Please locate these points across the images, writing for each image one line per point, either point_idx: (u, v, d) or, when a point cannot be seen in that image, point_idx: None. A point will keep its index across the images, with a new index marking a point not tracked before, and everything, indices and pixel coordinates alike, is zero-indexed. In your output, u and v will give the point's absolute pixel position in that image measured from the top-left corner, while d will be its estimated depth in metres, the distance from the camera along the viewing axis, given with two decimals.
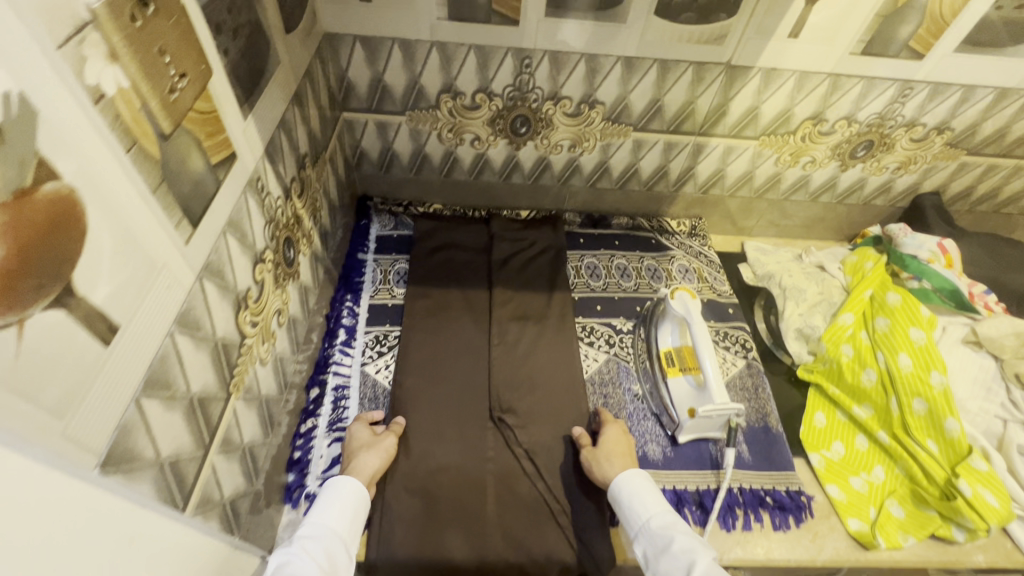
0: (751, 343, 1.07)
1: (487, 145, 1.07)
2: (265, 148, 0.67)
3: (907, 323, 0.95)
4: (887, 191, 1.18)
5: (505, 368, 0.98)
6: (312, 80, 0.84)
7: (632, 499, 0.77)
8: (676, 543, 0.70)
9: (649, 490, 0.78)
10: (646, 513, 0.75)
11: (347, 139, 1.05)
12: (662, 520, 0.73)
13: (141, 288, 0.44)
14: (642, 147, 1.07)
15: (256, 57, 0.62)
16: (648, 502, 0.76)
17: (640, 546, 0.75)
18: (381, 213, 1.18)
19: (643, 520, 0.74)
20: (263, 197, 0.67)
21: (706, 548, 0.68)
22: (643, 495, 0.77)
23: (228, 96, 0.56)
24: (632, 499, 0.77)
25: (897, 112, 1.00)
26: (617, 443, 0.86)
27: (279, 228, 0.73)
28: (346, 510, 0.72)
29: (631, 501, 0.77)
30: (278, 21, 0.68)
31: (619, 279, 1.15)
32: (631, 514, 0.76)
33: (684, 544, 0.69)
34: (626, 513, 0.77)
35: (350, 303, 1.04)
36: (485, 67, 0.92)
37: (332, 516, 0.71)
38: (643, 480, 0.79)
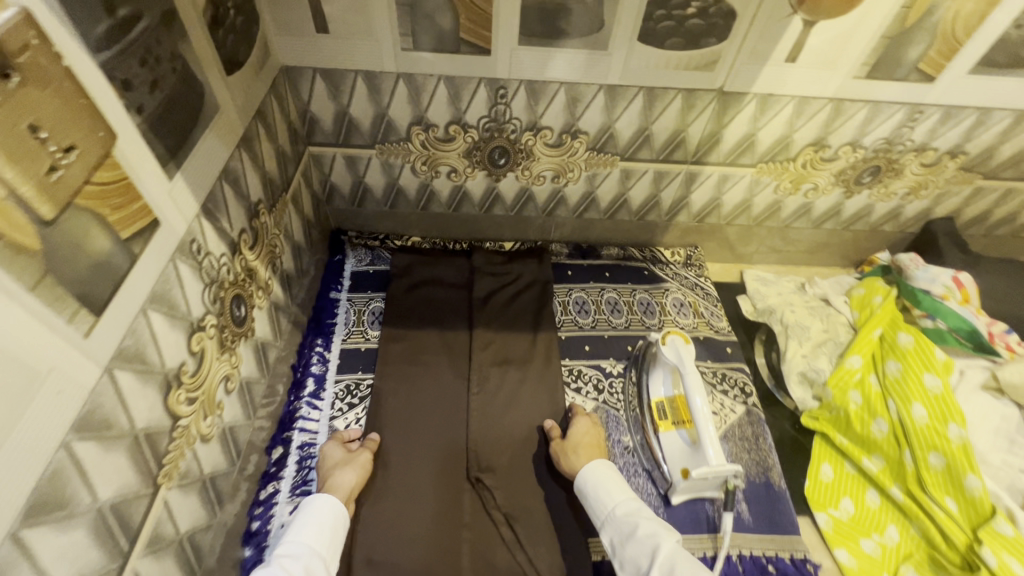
0: (752, 387, 0.99)
1: (465, 177, 1.00)
2: (202, 205, 0.60)
3: (921, 369, 0.87)
4: (896, 217, 1.10)
5: (484, 421, 0.91)
6: (267, 119, 0.77)
7: (597, 490, 0.78)
8: (640, 528, 0.72)
9: (611, 478, 0.79)
10: (611, 502, 0.76)
11: (315, 174, 0.98)
12: (627, 506, 0.75)
13: (17, 403, 0.37)
14: (631, 176, 1.00)
15: (187, 106, 0.56)
16: (612, 490, 0.78)
17: (605, 534, 0.76)
18: (356, 248, 1.11)
19: (609, 508, 0.76)
20: (200, 260, 0.60)
21: (667, 531, 0.70)
22: (607, 484, 0.78)
23: (144, 159, 0.49)
24: (596, 490, 0.78)
25: (906, 137, 0.92)
26: (587, 434, 0.87)
27: (225, 287, 0.67)
28: (324, 529, 0.71)
29: (596, 490, 0.78)
30: (217, 62, 0.62)
31: (609, 314, 1.08)
32: (597, 503, 0.77)
33: (648, 529, 0.71)
34: (592, 503, 0.78)
35: (321, 348, 0.98)
36: (457, 98, 0.86)
37: (313, 535, 0.70)
38: (605, 470, 0.80)
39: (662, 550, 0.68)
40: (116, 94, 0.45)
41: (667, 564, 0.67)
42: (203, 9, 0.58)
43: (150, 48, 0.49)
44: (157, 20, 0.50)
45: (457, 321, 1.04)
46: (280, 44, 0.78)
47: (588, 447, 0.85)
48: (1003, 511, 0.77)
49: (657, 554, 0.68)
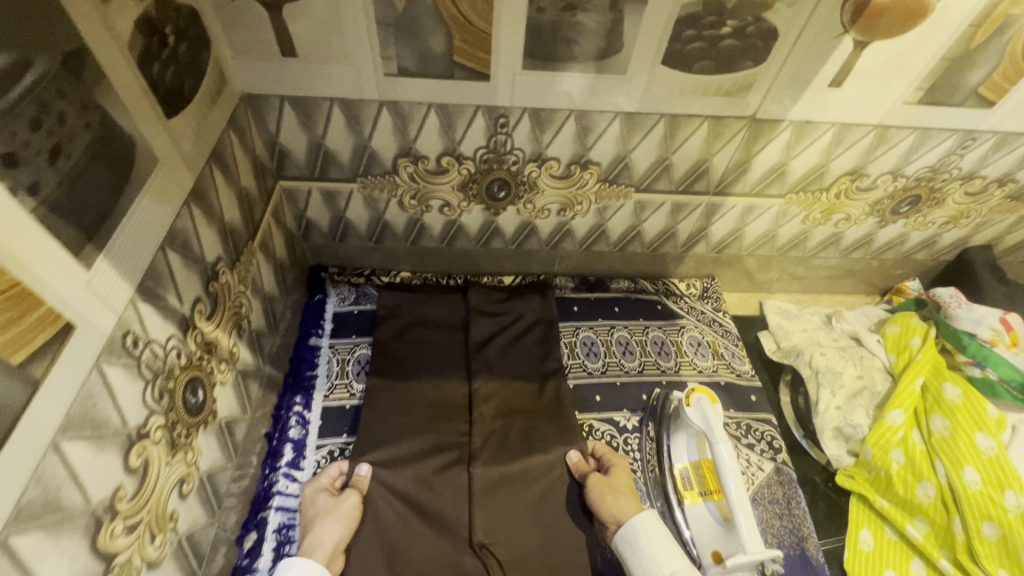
0: (780, 441, 0.89)
1: (459, 212, 0.88)
2: (141, 287, 0.49)
3: (972, 428, 0.79)
4: (930, 246, 1.01)
5: (489, 477, 0.80)
6: (227, 159, 0.65)
7: (651, 551, 0.70)
8: None
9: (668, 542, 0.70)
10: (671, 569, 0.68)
11: (289, 211, 0.86)
12: None
13: None
14: (646, 208, 0.89)
15: (110, 168, 0.44)
16: (669, 554, 0.69)
17: None
18: (338, 285, 1.00)
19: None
20: (138, 355, 0.48)
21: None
22: (663, 548, 0.70)
23: (47, 250, 0.38)
24: (651, 552, 0.69)
25: (953, 165, 0.83)
26: (623, 480, 0.79)
27: (176, 375, 0.55)
28: None
29: (652, 552, 0.69)
30: (154, 104, 0.50)
31: (621, 357, 0.98)
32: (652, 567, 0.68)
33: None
34: (642, 565, 0.70)
35: (300, 407, 0.86)
36: (450, 128, 0.74)
37: None
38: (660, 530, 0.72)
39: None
40: None
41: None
42: (129, 41, 0.46)
43: (49, 103, 0.37)
44: (59, 65, 0.38)
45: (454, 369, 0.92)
46: (239, 69, 0.65)
47: (628, 495, 0.77)
48: None
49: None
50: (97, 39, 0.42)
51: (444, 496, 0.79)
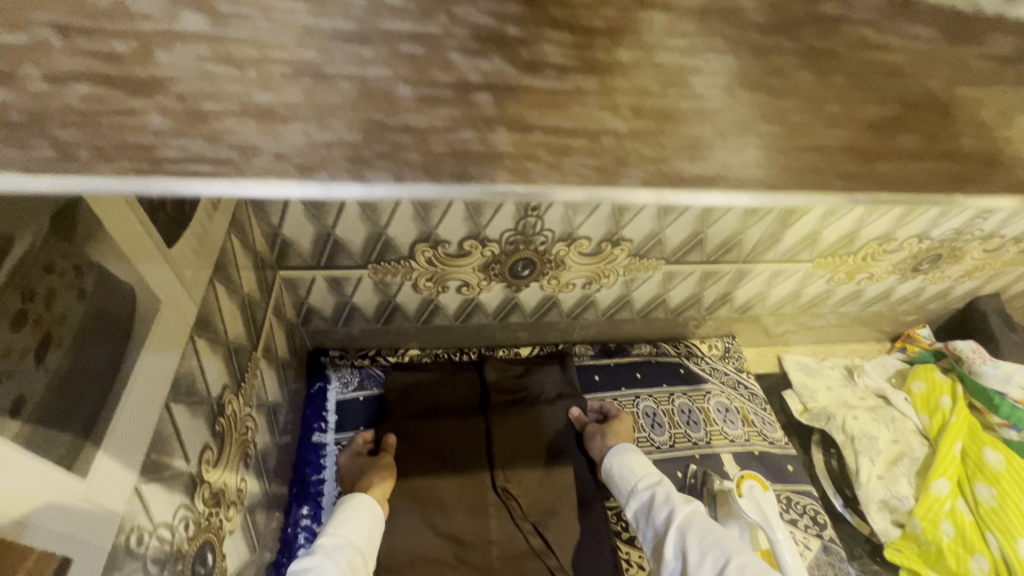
0: (823, 515, 0.86)
1: (478, 290, 0.81)
2: (144, 467, 0.39)
3: (1020, 496, 0.78)
4: (944, 297, 1.01)
5: (505, 420, 0.86)
6: (229, 267, 0.56)
7: (619, 465, 0.80)
8: (661, 496, 0.74)
9: (635, 454, 0.81)
10: (634, 476, 0.78)
11: (288, 300, 0.77)
12: (648, 479, 0.77)
13: None
14: (674, 278, 0.85)
15: (108, 337, 0.35)
16: (635, 465, 0.80)
17: (630, 508, 0.78)
18: (339, 368, 0.91)
19: (631, 482, 0.78)
20: (145, 552, 0.39)
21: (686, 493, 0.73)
22: (632, 459, 0.80)
23: (39, 468, 0.29)
24: (619, 466, 0.80)
25: (976, 228, 0.83)
26: (620, 427, 0.86)
27: (185, 552, 0.45)
28: (363, 526, 0.70)
29: (619, 465, 0.80)
30: (156, 237, 0.41)
31: (650, 431, 0.92)
32: (620, 478, 0.79)
33: (668, 491, 0.74)
34: (616, 480, 0.80)
35: (308, 521, 0.77)
36: (476, 214, 0.67)
37: (354, 532, 0.68)
38: (630, 448, 0.82)
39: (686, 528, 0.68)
40: None
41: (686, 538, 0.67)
42: None
43: (35, 286, 0.28)
44: (47, 234, 0.29)
45: (476, 462, 0.83)
46: None
47: (621, 435, 0.85)
48: None
49: (681, 530, 0.68)
50: None
51: (467, 446, 0.84)
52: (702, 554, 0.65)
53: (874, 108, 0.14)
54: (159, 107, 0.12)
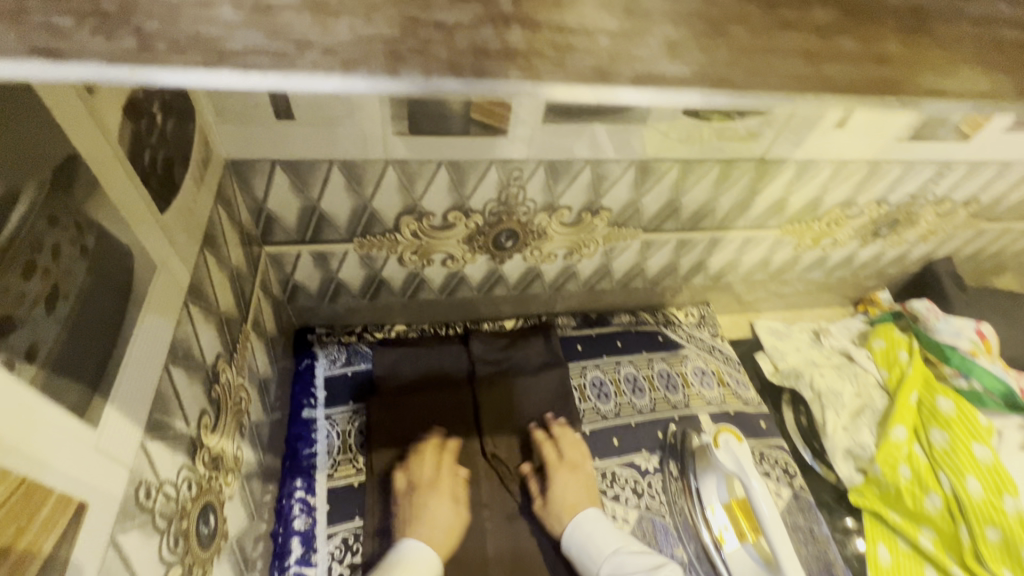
0: (793, 466, 0.91)
1: (463, 263, 0.83)
2: (147, 424, 0.40)
3: (968, 438, 0.85)
4: (901, 260, 1.07)
5: (493, 390, 0.89)
6: (217, 238, 0.57)
7: (588, 544, 0.72)
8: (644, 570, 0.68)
9: (601, 527, 0.74)
10: (605, 552, 0.71)
11: (275, 276, 0.77)
12: (621, 553, 0.71)
13: None
14: (651, 247, 0.88)
15: (110, 293, 0.35)
16: (604, 539, 0.73)
17: None
18: (327, 346, 0.92)
19: (605, 559, 0.71)
20: (152, 506, 0.40)
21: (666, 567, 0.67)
22: (598, 534, 0.73)
23: (53, 418, 0.30)
24: (586, 546, 0.72)
25: (929, 192, 0.88)
26: (569, 487, 0.79)
27: (189, 511, 0.46)
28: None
29: (588, 543, 0.73)
30: (148, 201, 0.41)
31: (631, 396, 0.96)
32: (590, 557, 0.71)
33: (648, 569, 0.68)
34: (585, 560, 0.72)
35: (302, 492, 0.78)
36: (460, 183, 0.69)
37: None
38: (592, 519, 0.75)
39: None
40: None
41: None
42: (119, 132, 0.37)
43: (42, 237, 0.29)
44: (48, 186, 0.30)
45: (465, 430, 0.86)
46: (223, 135, 0.58)
47: (575, 494, 0.79)
48: None
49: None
50: (87, 142, 0.34)
51: (456, 415, 0.86)
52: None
53: (821, 16, 0.16)
54: (231, 2, 0.14)
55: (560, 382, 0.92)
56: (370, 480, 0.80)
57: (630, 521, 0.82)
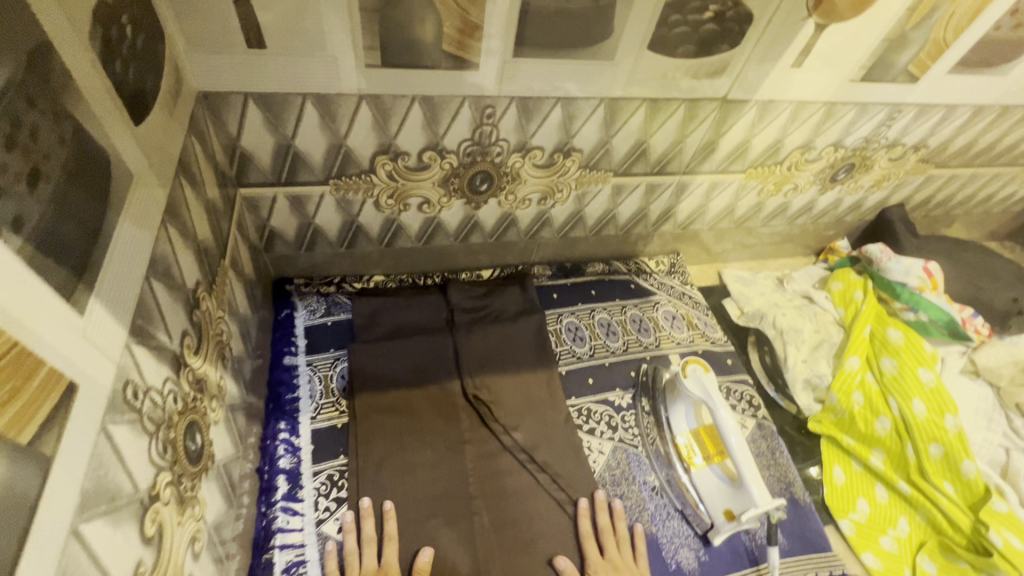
0: (757, 398, 0.97)
1: (439, 208, 0.84)
2: (132, 327, 0.41)
3: (915, 363, 0.91)
4: (858, 208, 1.13)
5: (474, 335, 0.91)
6: (191, 168, 0.57)
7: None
8: None
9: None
10: None
11: (250, 222, 0.78)
12: None
13: None
14: (622, 192, 0.91)
15: (89, 191, 0.36)
16: None
17: None
18: (306, 297, 0.92)
19: None
20: (140, 407, 0.42)
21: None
22: None
23: (40, 295, 0.31)
24: None
25: (882, 135, 0.93)
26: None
27: (175, 423, 0.48)
28: None
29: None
30: (121, 110, 0.42)
31: (605, 339, 0.99)
32: None
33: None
34: None
35: (286, 434, 0.80)
36: (434, 121, 0.70)
37: None
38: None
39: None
40: None
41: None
42: (90, 33, 0.38)
43: (22, 115, 0.30)
44: (24, 68, 0.31)
45: (446, 372, 0.88)
46: (194, 64, 0.58)
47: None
48: (993, 488, 0.85)
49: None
50: (61, 36, 0.34)
51: (436, 359, 0.88)
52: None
53: None
54: None
55: (537, 327, 0.95)
56: (353, 421, 0.82)
57: (605, 452, 0.87)
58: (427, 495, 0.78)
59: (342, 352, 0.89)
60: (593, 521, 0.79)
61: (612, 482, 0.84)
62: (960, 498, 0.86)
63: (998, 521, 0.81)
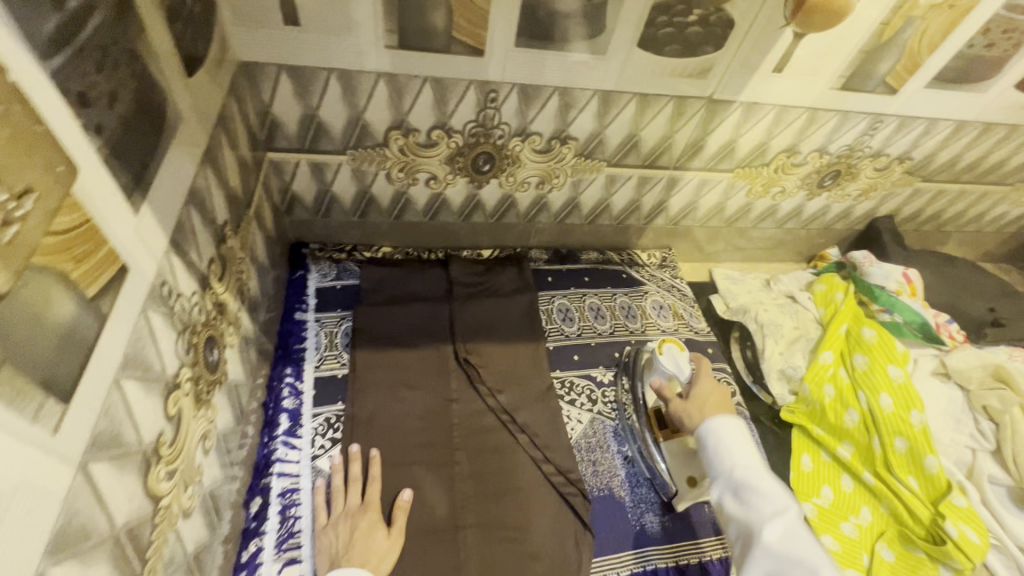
0: (734, 385, 1.01)
1: (445, 184, 0.93)
2: (171, 239, 0.49)
3: (885, 361, 0.96)
4: (847, 217, 1.18)
5: (469, 306, 0.98)
6: (228, 124, 0.67)
7: (720, 443, 0.71)
8: (765, 496, 0.65)
9: (739, 435, 0.71)
10: (732, 462, 0.69)
11: (275, 184, 0.87)
12: (746, 471, 0.68)
13: None
14: (616, 182, 0.98)
15: (150, 120, 0.45)
16: (738, 450, 0.70)
17: (717, 489, 0.70)
18: (319, 260, 1.01)
19: (727, 468, 0.69)
20: (171, 305, 0.50)
21: (795, 500, 0.64)
22: (730, 444, 0.71)
23: (108, 189, 0.39)
24: (718, 446, 0.71)
25: (866, 144, 0.99)
26: (711, 393, 0.79)
27: (198, 332, 0.56)
28: (735, 444, 0.71)
29: (723, 446, 0.70)
30: (179, 63, 0.51)
31: (593, 321, 1.05)
32: (718, 459, 0.70)
33: (769, 497, 0.65)
34: (713, 457, 0.72)
35: (291, 378, 0.88)
36: (443, 102, 0.79)
37: None
38: (735, 426, 0.72)
39: (788, 515, 0.64)
40: (71, 112, 0.35)
41: (782, 534, 0.62)
42: None
43: (108, 50, 0.39)
44: (114, 15, 0.40)
45: (441, 337, 0.95)
46: (239, 36, 0.67)
47: (715, 402, 0.78)
48: (954, 484, 0.88)
49: (780, 518, 0.63)
50: None
51: (433, 325, 0.96)
52: (792, 533, 0.63)
53: None
54: None
55: (529, 303, 1.02)
56: (352, 373, 0.89)
57: (583, 421, 0.93)
58: (414, 444, 0.84)
59: (348, 312, 0.96)
60: (563, 480, 0.84)
61: (585, 449, 0.90)
62: (922, 492, 0.89)
63: (956, 515, 0.84)
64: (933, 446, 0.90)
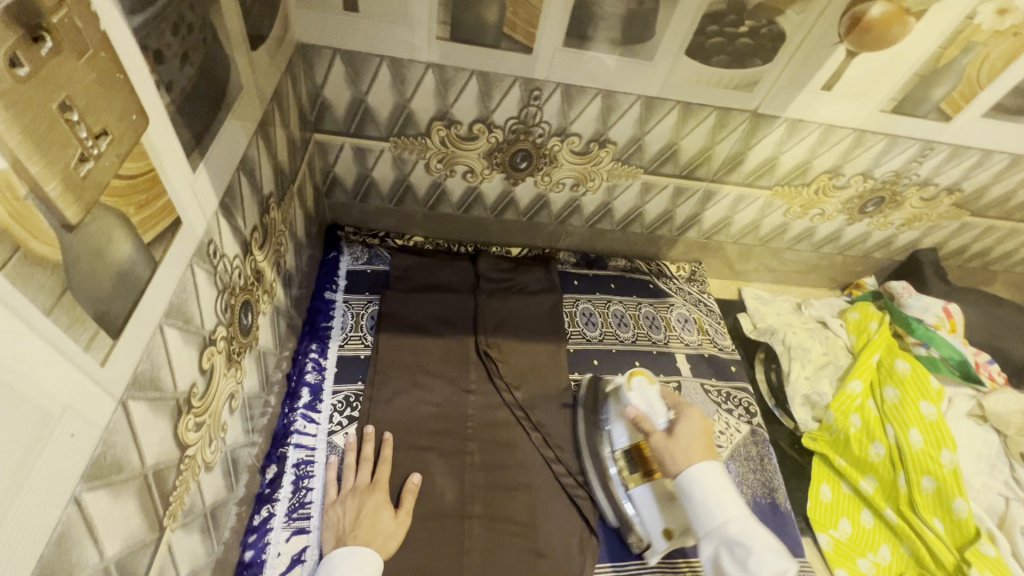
0: (755, 407, 0.99)
1: (481, 179, 0.94)
2: (221, 201, 0.52)
3: (918, 396, 0.92)
4: (887, 246, 1.15)
5: (493, 301, 0.99)
6: (281, 101, 0.69)
7: (706, 496, 0.67)
8: (760, 552, 0.61)
9: (723, 487, 0.68)
10: (720, 516, 0.65)
11: (318, 165, 0.90)
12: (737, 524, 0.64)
13: (34, 445, 0.30)
14: (651, 189, 0.98)
15: (215, 86, 0.48)
16: (722, 500, 0.67)
17: (710, 546, 0.66)
18: (353, 244, 1.04)
19: (717, 522, 0.65)
20: (215, 264, 0.52)
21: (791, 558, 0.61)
22: (715, 495, 0.67)
23: (173, 144, 0.41)
24: (703, 496, 0.67)
25: (913, 171, 0.96)
26: (698, 433, 0.73)
27: (236, 295, 0.58)
28: (719, 494, 0.67)
29: (709, 499, 0.67)
30: (244, 36, 0.54)
31: (616, 328, 1.04)
32: (704, 512, 0.66)
33: (764, 554, 0.61)
34: (697, 510, 0.67)
35: (316, 354, 0.90)
36: (487, 96, 0.81)
37: None
38: (716, 475, 0.69)
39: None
40: (147, 66, 0.37)
41: None
42: None
43: (185, 15, 0.42)
44: None
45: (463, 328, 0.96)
46: (301, 18, 0.70)
47: (699, 446, 0.73)
48: (985, 532, 0.83)
49: None
50: None
51: (456, 316, 0.97)
52: None
53: None
54: None
55: (553, 304, 1.02)
56: (374, 355, 0.91)
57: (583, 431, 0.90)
58: (429, 430, 0.85)
59: (375, 295, 0.98)
60: (573, 482, 0.84)
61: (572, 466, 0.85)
62: (949, 537, 0.84)
63: (984, 564, 0.79)
64: (964, 489, 0.85)
